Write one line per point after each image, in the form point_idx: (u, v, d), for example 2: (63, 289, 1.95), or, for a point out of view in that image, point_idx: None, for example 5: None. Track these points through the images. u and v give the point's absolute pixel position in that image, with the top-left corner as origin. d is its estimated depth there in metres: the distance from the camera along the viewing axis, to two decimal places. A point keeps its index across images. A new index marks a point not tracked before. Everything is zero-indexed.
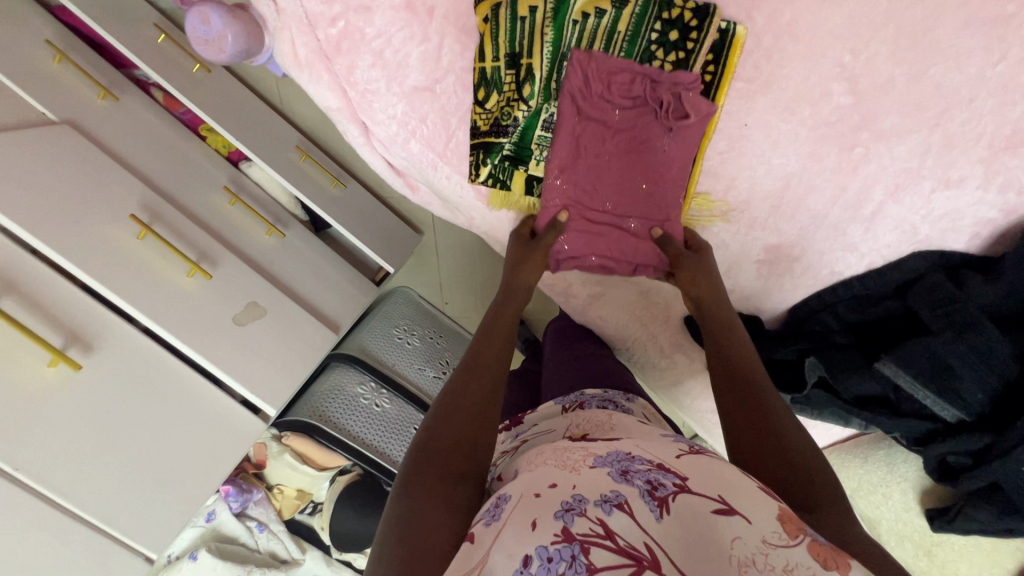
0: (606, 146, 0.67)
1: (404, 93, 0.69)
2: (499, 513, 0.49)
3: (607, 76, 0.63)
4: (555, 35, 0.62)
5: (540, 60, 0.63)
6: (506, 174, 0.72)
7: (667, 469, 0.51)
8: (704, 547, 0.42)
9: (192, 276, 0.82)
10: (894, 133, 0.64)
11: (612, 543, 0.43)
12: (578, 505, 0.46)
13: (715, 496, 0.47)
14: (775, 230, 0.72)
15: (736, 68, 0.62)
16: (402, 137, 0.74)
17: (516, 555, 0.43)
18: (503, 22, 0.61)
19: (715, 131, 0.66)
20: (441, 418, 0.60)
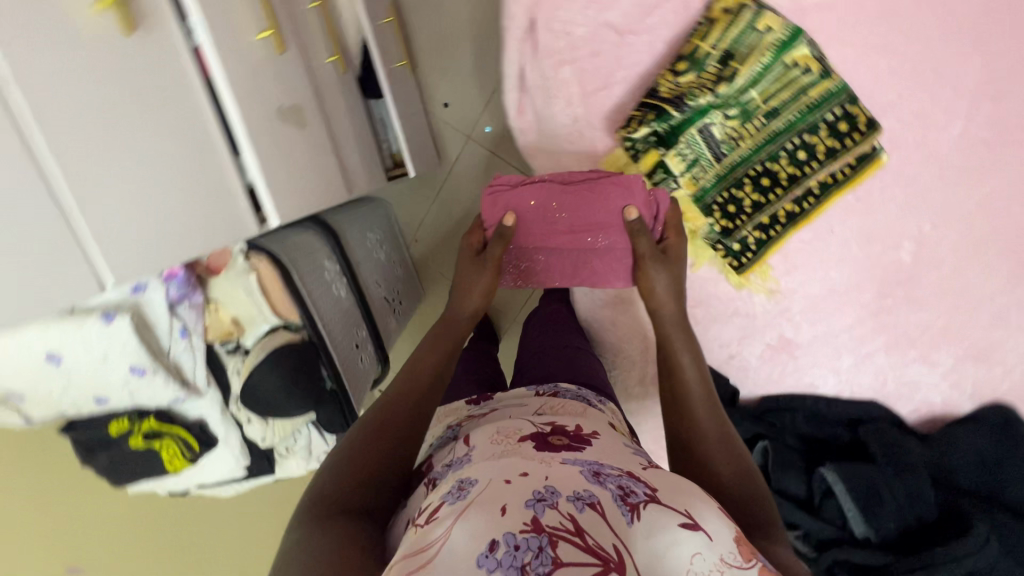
0: (557, 239, 0.74)
1: (595, 22, 0.70)
2: (463, 496, 0.54)
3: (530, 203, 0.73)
4: (769, 62, 0.64)
5: (746, 73, 0.65)
6: (644, 149, 0.71)
7: (637, 479, 0.57)
8: (673, 554, 0.48)
9: (264, 39, 0.69)
10: (918, 301, 0.77)
11: (580, 540, 0.47)
12: (549, 497, 0.51)
13: (681, 510, 0.52)
14: (796, 327, 0.81)
15: (861, 182, 0.71)
16: (562, 58, 0.73)
17: (483, 540, 0.47)
18: (741, 23, 0.64)
19: (811, 221, 0.74)
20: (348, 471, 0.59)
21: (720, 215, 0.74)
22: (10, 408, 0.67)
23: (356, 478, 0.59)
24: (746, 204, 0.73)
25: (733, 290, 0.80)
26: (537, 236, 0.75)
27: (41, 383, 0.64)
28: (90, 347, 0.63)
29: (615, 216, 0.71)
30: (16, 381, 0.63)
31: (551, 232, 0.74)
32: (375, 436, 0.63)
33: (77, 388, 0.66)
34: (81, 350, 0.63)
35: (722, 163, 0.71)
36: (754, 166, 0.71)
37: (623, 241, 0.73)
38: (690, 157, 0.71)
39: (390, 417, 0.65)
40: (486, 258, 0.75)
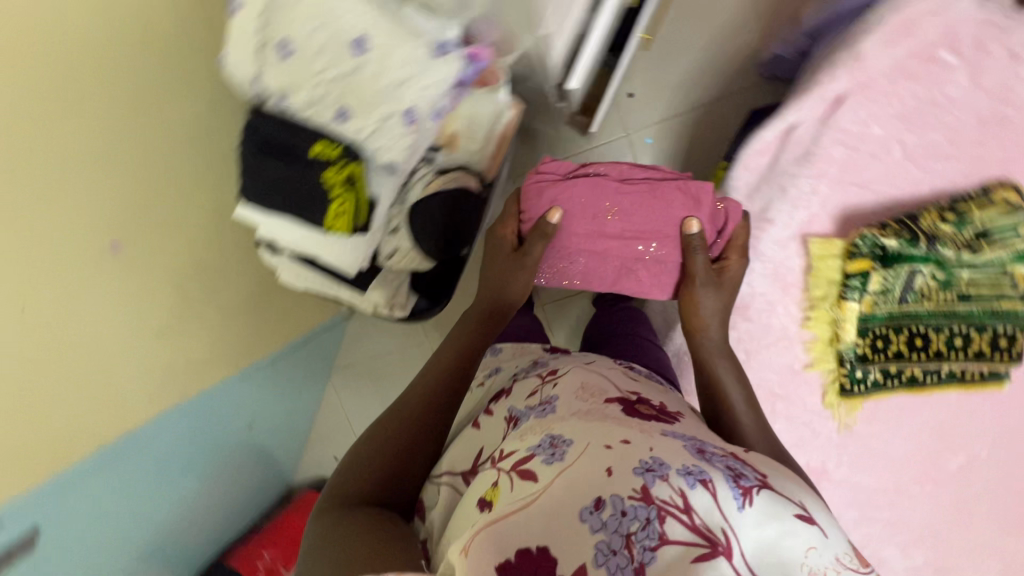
0: (599, 241, 0.79)
1: (890, 132, 0.78)
2: (559, 453, 0.59)
3: (579, 202, 0.78)
4: (1002, 260, 0.74)
5: (985, 255, 0.74)
6: (869, 252, 0.76)
7: (745, 464, 0.60)
8: (786, 547, 0.52)
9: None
10: (936, 506, 0.87)
11: (688, 517, 0.52)
12: (658, 469, 0.56)
13: (791, 500, 0.55)
14: (839, 466, 0.88)
15: (976, 390, 0.81)
16: (845, 137, 0.79)
17: (591, 499, 0.53)
18: (1008, 218, 0.73)
19: (919, 393, 0.83)
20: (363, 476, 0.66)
21: (868, 343, 0.81)
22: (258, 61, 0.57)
23: (374, 480, 0.65)
24: (891, 348, 0.81)
25: (819, 405, 0.87)
26: (590, 236, 0.79)
27: (326, 54, 0.55)
28: (398, 51, 0.55)
29: (671, 229, 0.76)
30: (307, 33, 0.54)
31: (597, 237, 0.79)
32: (382, 446, 0.69)
33: (342, 87, 0.57)
34: (401, 55, 0.55)
35: (901, 306, 0.79)
36: (920, 326, 0.79)
37: (674, 254, 0.77)
38: (886, 285, 0.78)
39: (412, 420, 0.71)
40: (523, 256, 0.80)
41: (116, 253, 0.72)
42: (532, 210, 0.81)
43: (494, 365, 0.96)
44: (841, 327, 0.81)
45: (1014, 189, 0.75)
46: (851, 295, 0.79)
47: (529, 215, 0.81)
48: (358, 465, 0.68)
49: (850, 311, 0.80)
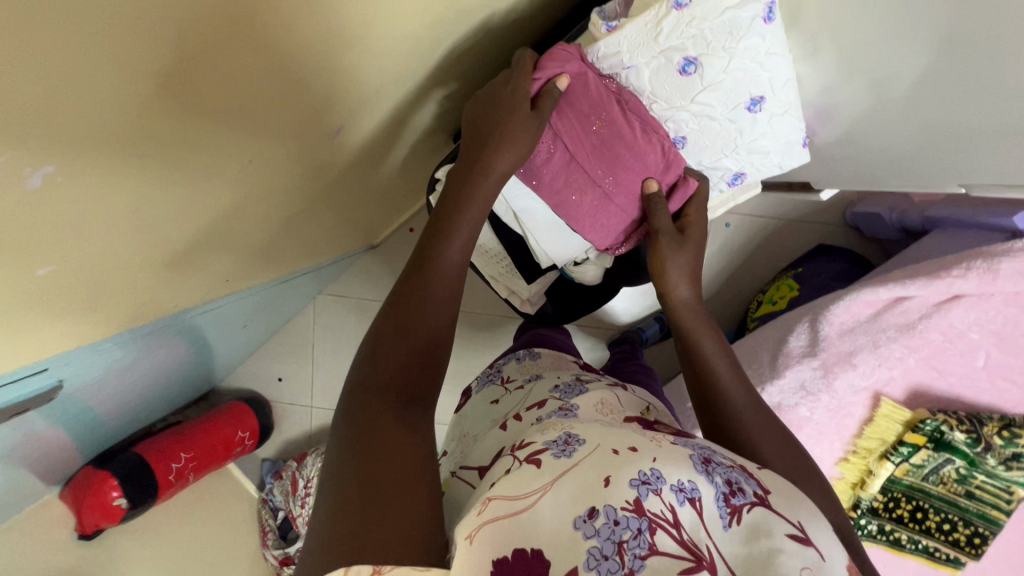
0: (586, 138, 0.65)
1: (983, 341, 0.88)
2: (569, 451, 0.49)
3: (591, 90, 0.62)
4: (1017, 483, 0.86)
5: (1012, 474, 0.85)
6: (926, 431, 0.86)
7: (748, 476, 0.48)
8: (779, 562, 0.40)
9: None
10: None
11: (676, 532, 0.41)
12: (654, 482, 0.44)
13: (794, 521, 0.43)
14: None
15: (933, 564, 0.96)
16: (946, 329, 0.89)
17: (585, 505, 0.43)
18: None
19: (891, 549, 0.97)
20: (369, 361, 0.51)
21: (880, 496, 0.93)
22: (649, 56, 0.58)
23: (389, 375, 0.50)
24: (892, 507, 0.93)
25: None
26: (575, 131, 0.64)
27: (716, 94, 0.60)
28: (773, 132, 0.64)
29: (633, 181, 0.67)
30: (722, 71, 0.58)
31: (583, 139, 0.65)
32: (396, 334, 0.52)
33: (698, 125, 0.64)
34: (770, 133, 0.64)
35: (922, 481, 0.90)
36: (925, 501, 0.91)
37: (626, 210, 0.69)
38: (924, 461, 0.88)
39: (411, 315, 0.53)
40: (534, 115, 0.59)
41: (337, 135, 0.57)
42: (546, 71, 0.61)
43: (534, 368, 0.80)
44: (866, 478, 0.93)
45: None
46: (891, 455, 0.90)
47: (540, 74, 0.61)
48: (375, 340, 0.52)
49: (885, 470, 0.90)
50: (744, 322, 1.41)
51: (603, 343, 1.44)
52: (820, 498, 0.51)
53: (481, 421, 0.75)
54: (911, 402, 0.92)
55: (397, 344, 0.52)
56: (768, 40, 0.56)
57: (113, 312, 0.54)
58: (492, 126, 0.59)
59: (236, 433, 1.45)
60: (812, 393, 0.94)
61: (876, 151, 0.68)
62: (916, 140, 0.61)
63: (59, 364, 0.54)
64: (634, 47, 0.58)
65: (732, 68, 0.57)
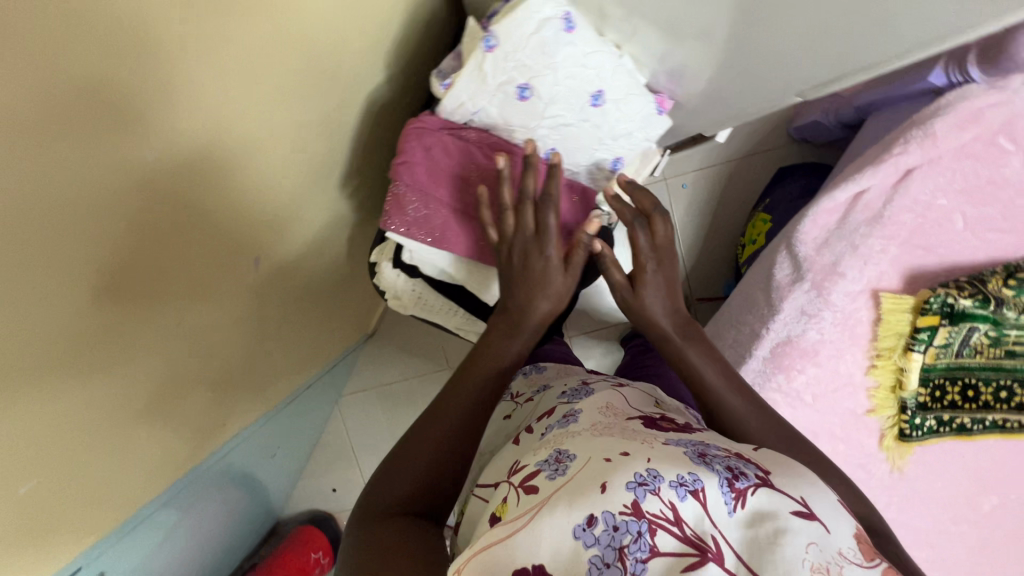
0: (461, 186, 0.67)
1: (954, 205, 0.87)
2: (561, 469, 0.50)
3: (455, 148, 0.66)
4: None
5: None
6: (936, 310, 0.84)
7: (748, 461, 0.50)
8: (785, 545, 0.42)
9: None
10: (970, 541, 0.97)
11: (676, 528, 0.43)
12: (651, 482, 0.45)
13: (797, 497, 0.46)
14: (888, 503, 0.96)
15: (1009, 436, 0.91)
16: (914, 207, 0.88)
17: (583, 514, 0.44)
18: None
19: (960, 439, 0.92)
20: (433, 414, 0.61)
21: (925, 389, 0.89)
22: (489, 96, 0.62)
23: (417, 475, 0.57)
24: (943, 396, 0.89)
25: (876, 449, 0.94)
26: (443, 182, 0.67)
27: (560, 106, 0.65)
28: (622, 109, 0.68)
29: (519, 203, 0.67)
30: (554, 85, 0.61)
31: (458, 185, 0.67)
32: (433, 420, 0.61)
33: (559, 134, 0.70)
34: (623, 115, 0.69)
35: (957, 358, 0.87)
36: (971, 377, 0.88)
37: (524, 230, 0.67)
38: (950, 339, 0.86)
39: (440, 415, 0.61)
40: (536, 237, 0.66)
41: (256, 267, 0.63)
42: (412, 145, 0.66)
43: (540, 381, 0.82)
44: (903, 376, 0.89)
45: None
46: (917, 346, 0.87)
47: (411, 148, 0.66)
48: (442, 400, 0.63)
49: (915, 362, 0.88)
50: (736, 270, 1.39)
51: (613, 340, 1.44)
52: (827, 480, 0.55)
53: (494, 438, 0.76)
54: (913, 287, 0.90)
55: (437, 427, 0.60)
56: (580, 44, 0.58)
57: (115, 496, 0.57)
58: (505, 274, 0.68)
59: (307, 557, 1.46)
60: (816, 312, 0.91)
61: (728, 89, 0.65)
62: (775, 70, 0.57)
63: (83, 564, 0.57)
64: (473, 95, 0.62)
65: (564, 82, 0.62)
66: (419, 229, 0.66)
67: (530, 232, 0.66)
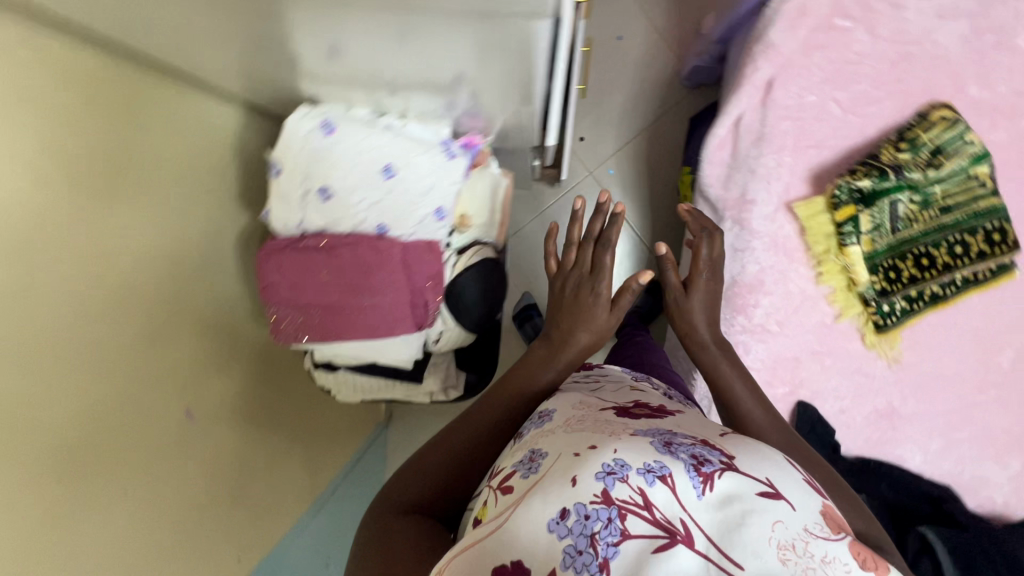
0: (327, 289, 0.60)
1: (824, 96, 0.87)
2: (534, 468, 0.48)
3: (304, 257, 0.59)
4: (962, 166, 0.82)
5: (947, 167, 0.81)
6: (847, 199, 0.84)
7: (712, 446, 0.47)
8: (750, 524, 0.40)
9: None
10: (1007, 406, 0.91)
11: (647, 513, 0.40)
12: (619, 471, 0.42)
13: (761, 477, 0.43)
14: (903, 398, 0.92)
15: (989, 288, 0.87)
16: (788, 114, 0.88)
17: (555, 506, 0.41)
18: (953, 130, 0.81)
19: (941, 308, 0.89)
20: (450, 429, 0.66)
21: (880, 276, 0.87)
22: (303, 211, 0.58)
23: (423, 487, 0.60)
24: (902, 276, 0.86)
25: (863, 349, 0.91)
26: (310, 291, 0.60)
27: (364, 191, 0.56)
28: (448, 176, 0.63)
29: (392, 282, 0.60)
30: (344, 172, 0.55)
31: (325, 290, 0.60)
32: (437, 447, 0.64)
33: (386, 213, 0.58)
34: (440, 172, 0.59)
35: (896, 235, 0.85)
36: (920, 246, 0.85)
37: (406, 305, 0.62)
38: (877, 221, 0.84)
39: (441, 448, 0.63)
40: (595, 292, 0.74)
41: (190, 419, 0.66)
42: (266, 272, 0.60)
43: None
44: (852, 272, 0.87)
45: (946, 106, 0.83)
46: (849, 240, 0.85)
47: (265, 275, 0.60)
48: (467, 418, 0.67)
49: (855, 254, 0.86)
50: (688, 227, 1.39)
51: None
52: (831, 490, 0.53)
53: None
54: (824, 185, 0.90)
55: (438, 453, 0.63)
56: (345, 137, 0.56)
57: None
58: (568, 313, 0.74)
59: None
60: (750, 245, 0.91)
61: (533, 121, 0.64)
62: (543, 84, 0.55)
63: None
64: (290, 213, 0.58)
65: (348, 168, 0.56)
66: (302, 335, 0.62)
67: (585, 271, 0.76)
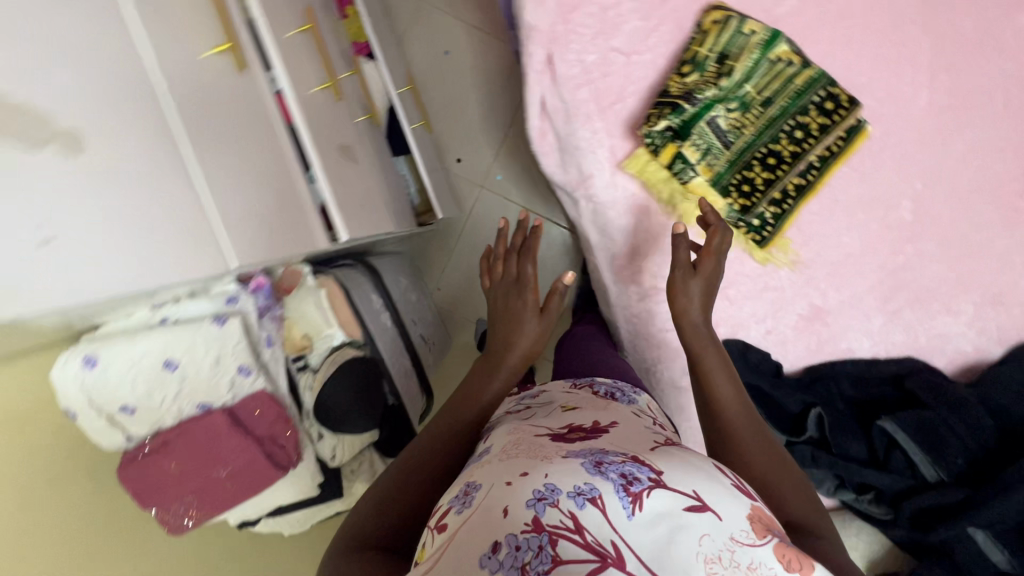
0: (192, 475, 0.68)
1: (603, 49, 0.83)
2: (468, 501, 0.52)
3: (162, 459, 0.67)
4: (757, 58, 0.77)
5: (741, 67, 0.76)
6: (663, 141, 0.80)
7: (642, 461, 0.54)
8: (680, 541, 0.47)
9: (217, 54, 0.64)
10: (929, 256, 0.85)
11: (579, 537, 0.46)
12: (550, 495, 0.48)
13: (690, 491, 0.50)
14: (823, 294, 0.87)
15: (850, 153, 0.81)
16: (578, 82, 0.85)
17: (490, 539, 0.46)
18: (730, 29, 0.76)
19: (815, 194, 0.83)
20: (412, 457, 0.68)
21: (737, 194, 0.82)
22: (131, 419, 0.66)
23: (391, 511, 0.62)
24: (758, 183, 0.81)
25: (760, 267, 0.87)
26: (179, 482, 0.69)
27: (158, 390, 0.66)
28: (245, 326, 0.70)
29: (245, 444, 0.70)
30: (130, 389, 0.64)
31: (191, 475, 0.68)
32: (405, 472, 0.66)
33: (190, 395, 0.68)
34: (209, 339, 0.67)
35: (729, 150, 0.81)
36: (760, 149, 0.81)
37: (266, 458, 0.72)
38: (702, 147, 0.80)
39: (411, 473, 0.65)
40: (524, 282, 0.91)
41: None
42: (130, 483, 0.67)
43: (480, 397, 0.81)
44: (707, 202, 0.84)
45: (717, 5, 0.78)
46: (687, 174, 0.81)
47: (132, 485, 0.67)
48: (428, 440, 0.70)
49: (699, 184, 0.82)
50: None
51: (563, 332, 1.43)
52: (791, 490, 0.62)
53: None
54: None
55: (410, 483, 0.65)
56: (105, 366, 0.62)
57: None
58: (506, 318, 0.89)
59: None
60: (613, 202, 0.89)
61: (287, 231, 0.69)
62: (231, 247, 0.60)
63: None
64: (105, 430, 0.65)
65: (126, 381, 0.64)
66: (188, 521, 0.70)
67: (513, 279, 0.92)
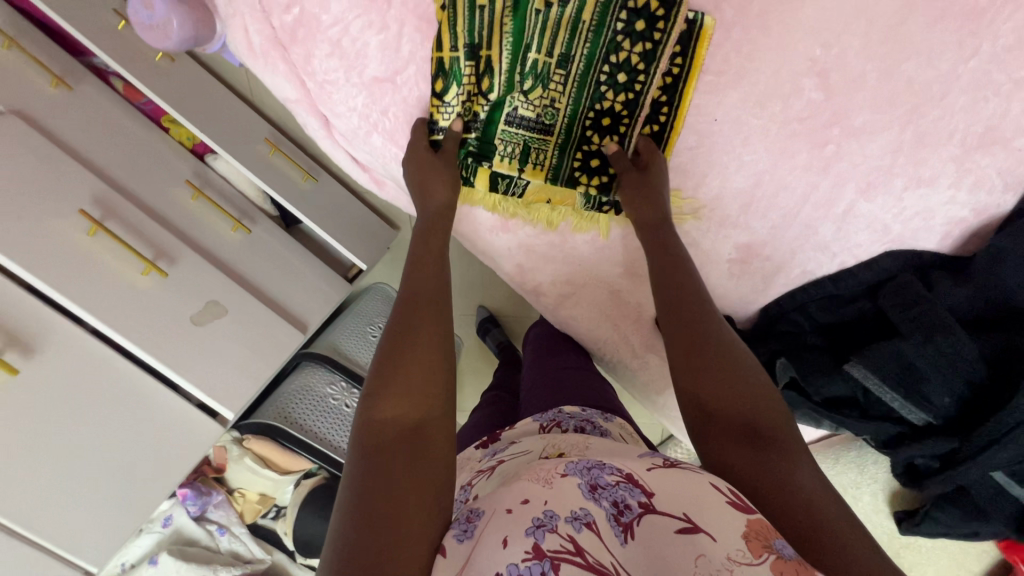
0: None
1: (363, 84, 0.67)
2: (470, 529, 0.45)
3: None
4: (515, 25, 0.60)
5: (500, 52, 0.61)
6: (470, 170, 0.69)
7: (637, 485, 0.47)
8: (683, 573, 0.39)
9: None
10: (866, 129, 0.62)
11: (582, 559, 0.40)
12: (549, 521, 0.42)
13: (680, 513, 0.44)
14: (747, 229, 0.70)
15: (703, 60, 0.60)
16: (364, 130, 0.72)
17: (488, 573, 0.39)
18: (462, 10, 0.59)
19: (683, 127, 0.65)
20: (399, 347, 0.55)
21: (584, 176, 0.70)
22: None
23: (407, 405, 0.51)
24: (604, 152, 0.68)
25: None
26: None
27: None
28: (183, 538, 1.06)
29: None
30: None
31: None
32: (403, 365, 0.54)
33: None
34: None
35: (548, 138, 0.67)
36: (586, 114, 0.66)
37: None
38: (513, 152, 0.68)
39: (419, 369, 0.54)
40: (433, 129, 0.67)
41: None
42: None
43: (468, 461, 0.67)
44: (556, 200, 0.72)
45: None
46: (517, 186, 0.70)
47: None
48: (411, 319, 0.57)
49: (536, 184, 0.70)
50: None
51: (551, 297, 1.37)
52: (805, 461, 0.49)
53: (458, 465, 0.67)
54: None
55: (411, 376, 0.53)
56: None
57: None
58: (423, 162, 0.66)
59: None
60: (474, 228, 0.77)
61: (156, 450, 0.80)
62: (103, 515, 0.75)
63: None
64: None
65: None
66: None
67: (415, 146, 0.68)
